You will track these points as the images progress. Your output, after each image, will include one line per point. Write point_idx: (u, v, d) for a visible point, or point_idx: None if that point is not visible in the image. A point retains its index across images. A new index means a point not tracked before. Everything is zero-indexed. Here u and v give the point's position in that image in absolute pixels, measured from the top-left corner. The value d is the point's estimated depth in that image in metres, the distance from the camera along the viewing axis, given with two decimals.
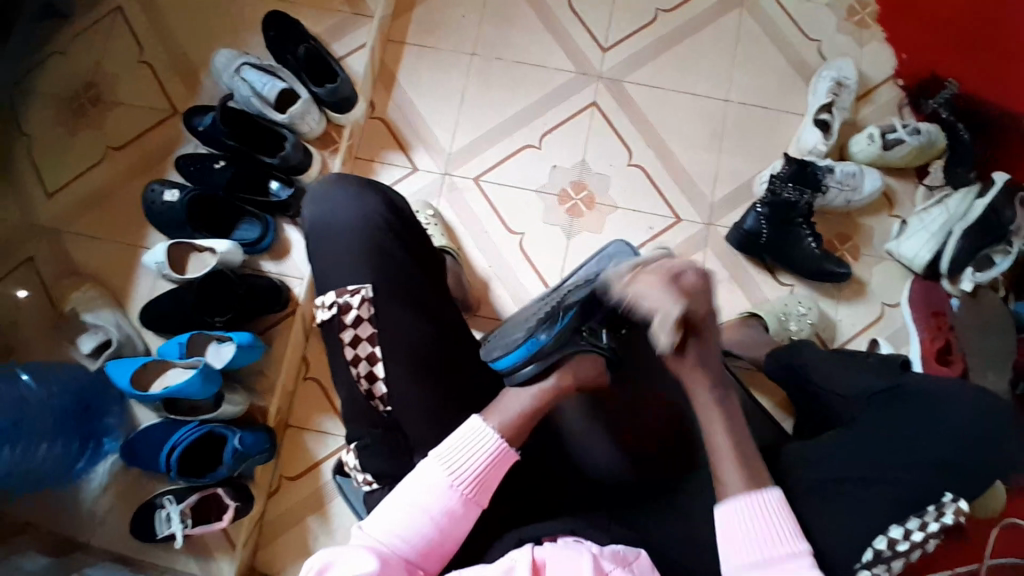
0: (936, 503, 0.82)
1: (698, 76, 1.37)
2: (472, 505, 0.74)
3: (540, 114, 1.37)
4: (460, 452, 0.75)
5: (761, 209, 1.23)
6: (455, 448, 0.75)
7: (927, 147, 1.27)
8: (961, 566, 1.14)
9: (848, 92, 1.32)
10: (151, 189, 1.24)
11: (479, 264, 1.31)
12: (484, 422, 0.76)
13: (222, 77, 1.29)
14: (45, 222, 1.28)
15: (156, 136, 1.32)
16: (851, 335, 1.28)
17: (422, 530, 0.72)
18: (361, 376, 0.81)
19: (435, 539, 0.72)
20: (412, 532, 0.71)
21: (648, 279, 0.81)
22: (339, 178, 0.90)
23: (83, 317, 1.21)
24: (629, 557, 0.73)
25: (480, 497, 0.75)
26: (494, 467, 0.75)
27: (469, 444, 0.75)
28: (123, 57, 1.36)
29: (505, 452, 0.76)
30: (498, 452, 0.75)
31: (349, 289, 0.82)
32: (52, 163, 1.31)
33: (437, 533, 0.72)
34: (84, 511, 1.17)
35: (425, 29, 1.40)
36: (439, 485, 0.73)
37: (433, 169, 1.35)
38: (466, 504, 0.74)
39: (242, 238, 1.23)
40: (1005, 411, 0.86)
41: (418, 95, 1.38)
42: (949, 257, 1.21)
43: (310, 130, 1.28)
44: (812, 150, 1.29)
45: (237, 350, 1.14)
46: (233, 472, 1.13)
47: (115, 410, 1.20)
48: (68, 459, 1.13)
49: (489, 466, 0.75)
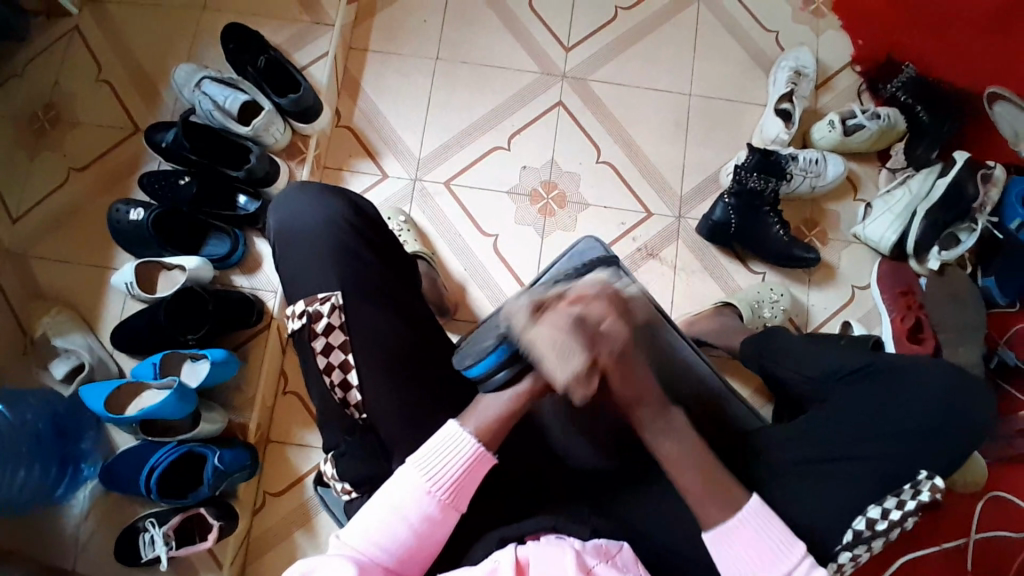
0: (912, 481, 0.83)
1: (660, 71, 1.39)
2: (450, 510, 0.74)
3: (506, 116, 1.37)
4: (438, 458, 0.74)
5: (728, 200, 1.25)
6: (432, 455, 0.75)
7: (889, 130, 1.29)
8: (947, 541, 1.16)
9: (807, 80, 1.34)
10: (115, 209, 1.22)
11: (454, 268, 1.31)
12: (461, 427, 0.76)
13: (184, 92, 1.28)
14: (10, 247, 1.26)
15: (120, 155, 1.30)
16: (824, 318, 1.30)
17: (400, 535, 0.72)
18: (333, 384, 0.80)
19: (415, 544, 0.72)
20: (391, 538, 0.71)
21: (553, 320, 0.77)
22: (300, 187, 0.89)
23: (54, 342, 1.19)
24: (613, 550, 0.74)
25: (459, 502, 0.74)
26: (471, 471, 0.75)
27: (445, 450, 0.75)
28: (81, 77, 1.34)
29: (481, 457, 0.76)
30: (475, 456, 0.75)
31: (317, 298, 0.81)
32: (15, 187, 1.29)
33: (414, 538, 0.72)
34: (65, 538, 1.15)
35: (387, 36, 1.40)
36: (417, 492, 0.73)
37: (403, 175, 1.35)
38: (443, 510, 0.73)
39: (212, 254, 1.22)
40: (969, 383, 0.87)
41: (384, 102, 1.38)
42: (915, 236, 1.24)
43: (275, 142, 1.27)
44: (775, 139, 1.31)
45: (211, 366, 1.13)
46: (214, 492, 1.12)
47: (92, 434, 1.18)
48: (46, 487, 1.12)
49: (466, 470, 0.75)
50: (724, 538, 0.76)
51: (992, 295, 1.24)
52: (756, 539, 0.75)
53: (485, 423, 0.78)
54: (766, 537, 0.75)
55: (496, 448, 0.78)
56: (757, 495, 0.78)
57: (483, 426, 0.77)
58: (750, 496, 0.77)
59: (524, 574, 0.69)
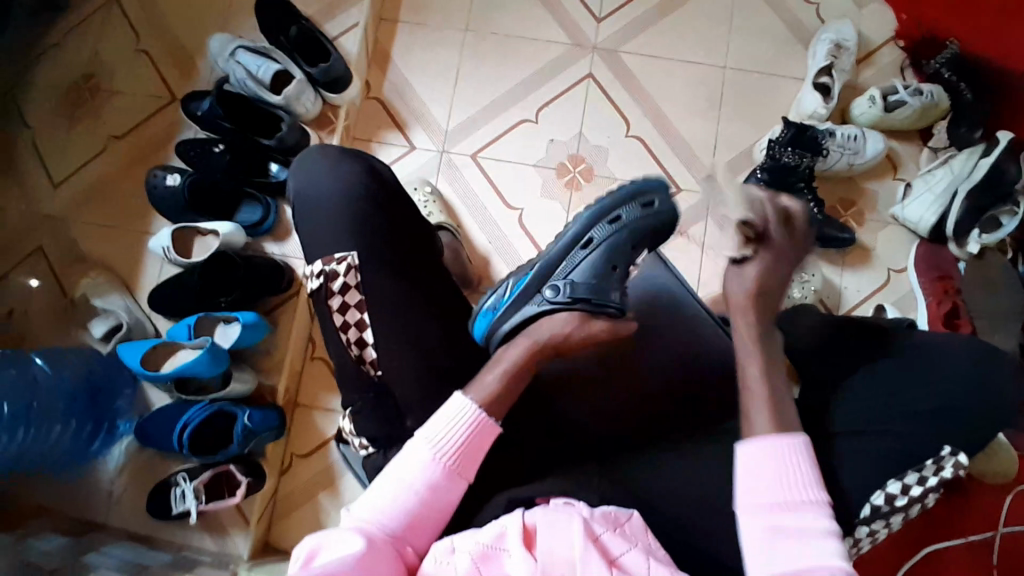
0: (934, 457, 0.82)
1: (693, 44, 1.36)
2: (458, 478, 0.75)
3: (535, 88, 1.36)
4: (441, 427, 0.76)
5: (761, 174, 1.22)
6: (437, 426, 0.76)
7: (932, 108, 1.25)
8: (974, 532, 1.13)
9: (848, 54, 1.29)
10: (153, 174, 1.25)
11: (478, 241, 1.31)
12: (464, 398, 0.77)
13: (218, 62, 1.29)
14: (53, 212, 1.31)
15: (156, 124, 1.34)
16: (857, 301, 1.26)
17: (409, 504, 0.73)
18: (350, 342, 0.82)
19: (424, 512, 0.73)
20: (397, 506, 0.72)
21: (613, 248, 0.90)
22: (324, 147, 0.91)
23: (94, 303, 1.24)
24: (622, 518, 0.74)
25: (465, 470, 0.76)
26: (476, 440, 0.77)
27: (448, 418, 0.76)
28: (121, 47, 1.37)
29: (485, 425, 0.77)
30: (479, 425, 0.77)
31: (334, 258, 0.84)
32: (57, 154, 1.34)
33: (422, 506, 0.73)
34: (102, 491, 1.21)
35: (418, 7, 1.40)
36: (422, 459, 0.74)
37: (429, 147, 1.35)
38: (451, 477, 0.75)
39: (245, 220, 1.25)
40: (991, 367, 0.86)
41: (413, 73, 1.38)
42: (955, 219, 1.19)
43: (307, 112, 1.29)
44: (812, 114, 1.28)
45: (241, 329, 1.16)
46: (243, 450, 1.16)
47: (127, 392, 1.22)
48: (81, 442, 1.17)
49: (471, 439, 0.76)
50: (757, 448, 0.75)
51: None
52: (787, 465, 0.73)
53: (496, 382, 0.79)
54: (798, 470, 0.73)
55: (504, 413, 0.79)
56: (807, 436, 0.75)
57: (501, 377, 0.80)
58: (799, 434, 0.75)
59: (531, 539, 0.70)
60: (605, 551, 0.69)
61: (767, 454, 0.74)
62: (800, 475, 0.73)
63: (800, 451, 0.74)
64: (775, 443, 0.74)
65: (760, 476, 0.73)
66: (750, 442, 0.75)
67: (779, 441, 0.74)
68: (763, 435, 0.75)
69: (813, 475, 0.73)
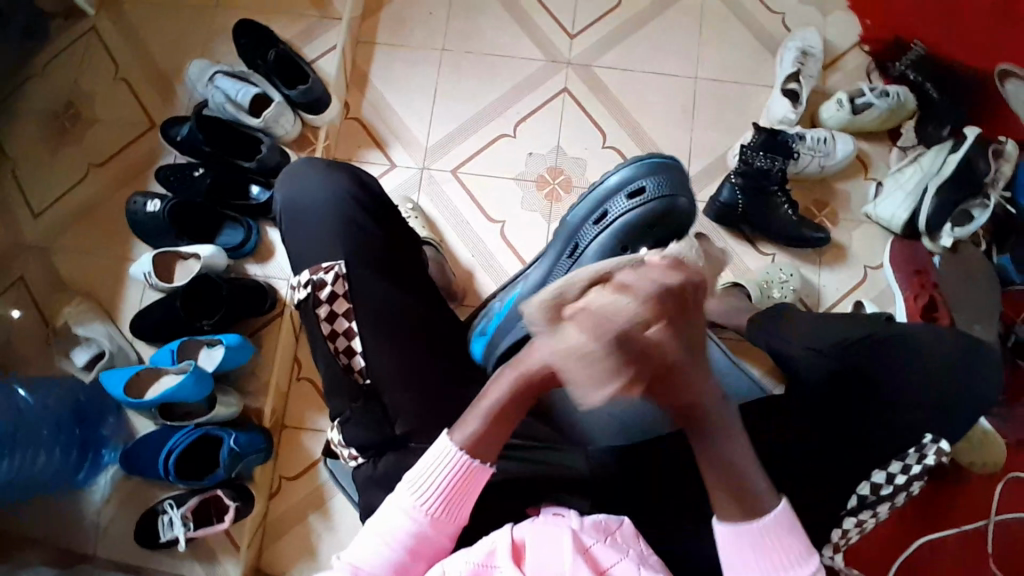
0: (916, 446, 0.86)
1: (666, 55, 1.39)
2: (445, 526, 0.71)
3: (513, 104, 1.38)
4: (427, 473, 0.71)
5: (736, 180, 1.24)
6: (422, 472, 0.71)
7: (898, 110, 1.29)
8: (965, 523, 1.14)
9: (814, 60, 1.34)
10: (133, 201, 1.26)
11: (463, 254, 1.32)
12: (449, 439, 0.71)
13: (198, 88, 1.32)
14: (33, 241, 1.31)
15: (136, 151, 1.34)
16: (837, 299, 1.28)
17: (395, 556, 0.68)
18: (338, 350, 0.85)
19: (411, 563, 0.69)
20: (385, 557, 0.68)
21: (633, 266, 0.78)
22: (309, 161, 0.95)
23: (77, 331, 1.23)
24: (613, 526, 0.73)
25: (453, 518, 0.71)
26: (465, 487, 0.71)
27: (433, 463, 0.71)
28: (99, 76, 1.38)
29: (474, 469, 0.71)
30: (466, 469, 0.71)
31: (323, 267, 0.86)
32: (37, 184, 1.34)
33: (409, 557, 0.69)
34: (86, 523, 1.18)
35: (395, 29, 1.42)
36: (410, 510, 0.70)
37: (411, 164, 1.37)
38: (437, 526, 0.70)
39: (226, 243, 1.25)
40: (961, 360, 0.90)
41: (392, 93, 1.40)
42: (926, 214, 1.22)
43: (286, 133, 1.30)
44: (783, 120, 1.31)
45: (226, 351, 1.16)
46: (230, 474, 1.14)
47: (111, 420, 1.20)
48: (66, 471, 1.15)
49: (458, 485, 0.71)
50: (737, 536, 0.67)
51: (1008, 273, 1.21)
52: (772, 545, 0.66)
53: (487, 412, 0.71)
54: (784, 546, 0.66)
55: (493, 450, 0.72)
56: (787, 500, 0.68)
57: (506, 394, 0.71)
58: (779, 501, 0.68)
59: (521, 555, 0.67)
60: (595, 562, 0.67)
61: (747, 537, 0.66)
62: (786, 552, 0.66)
63: (782, 521, 0.67)
64: (755, 526, 0.66)
65: (748, 560, 0.67)
66: (726, 525, 0.67)
67: (759, 524, 0.66)
68: (740, 521, 0.67)
69: (799, 543, 0.67)
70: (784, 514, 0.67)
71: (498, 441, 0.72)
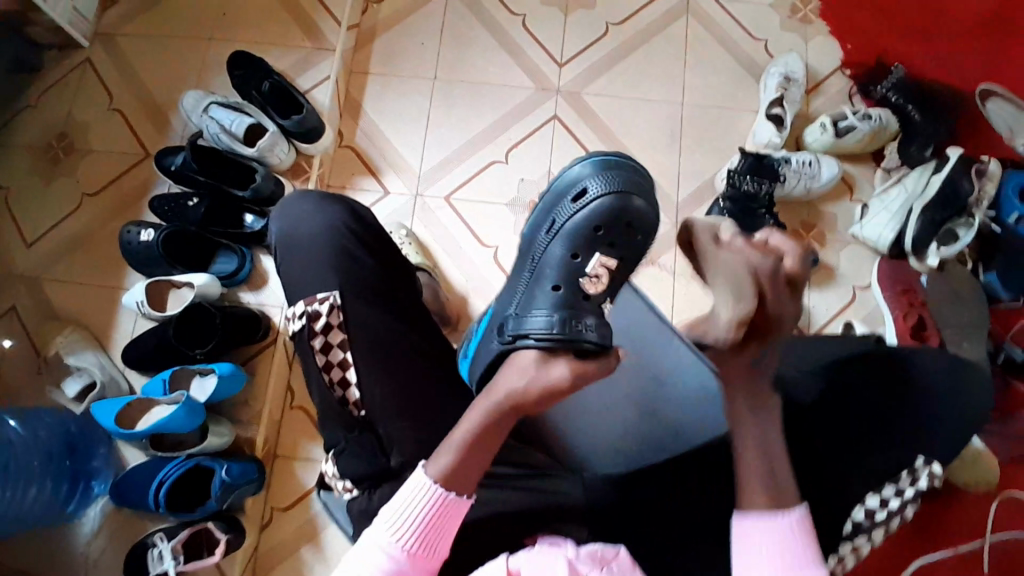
0: (909, 468, 0.86)
1: (653, 81, 1.42)
2: (422, 560, 0.70)
3: (504, 131, 1.40)
4: (403, 508, 0.70)
5: (724, 204, 1.27)
6: (396, 510, 0.70)
7: (881, 131, 1.31)
8: (963, 543, 1.13)
9: (797, 86, 1.36)
10: (126, 230, 1.26)
11: (455, 279, 1.33)
12: (422, 474, 0.71)
13: (193, 118, 1.33)
14: (26, 270, 1.31)
15: (129, 181, 1.35)
16: (827, 319, 1.29)
17: None
18: (333, 382, 0.85)
19: None
20: None
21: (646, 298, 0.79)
22: (302, 194, 0.96)
23: (67, 360, 1.23)
24: (608, 556, 0.71)
25: (429, 552, 0.70)
26: (440, 520, 0.71)
27: (408, 498, 0.70)
28: (93, 106, 1.40)
29: (448, 503, 0.70)
30: (442, 503, 0.70)
31: (317, 298, 0.87)
32: (31, 214, 1.34)
33: None
34: (76, 556, 1.16)
35: (387, 59, 1.45)
36: (385, 550, 0.69)
37: (404, 191, 1.38)
38: (415, 563, 0.70)
39: (221, 271, 1.25)
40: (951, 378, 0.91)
41: (384, 121, 1.42)
42: (912, 234, 1.24)
43: (280, 162, 1.32)
44: (767, 144, 1.34)
45: (218, 381, 1.15)
46: (222, 505, 1.13)
47: (102, 451, 1.20)
48: (57, 503, 1.13)
49: (434, 520, 0.70)
50: (757, 526, 0.69)
51: (995, 289, 1.24)
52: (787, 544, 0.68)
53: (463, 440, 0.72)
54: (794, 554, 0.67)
55: (471, 480, 0.71)
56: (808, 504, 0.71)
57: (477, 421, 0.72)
58: (801, 504, 0.70)
59: None
60: None
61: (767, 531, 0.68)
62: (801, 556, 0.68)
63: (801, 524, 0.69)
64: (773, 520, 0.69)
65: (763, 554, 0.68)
66: (747, 513, 0.69)
67: (777, 520, 0.69)
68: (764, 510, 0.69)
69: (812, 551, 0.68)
70: (803, 518, 0.69)
71: (474, 474, 0.71)
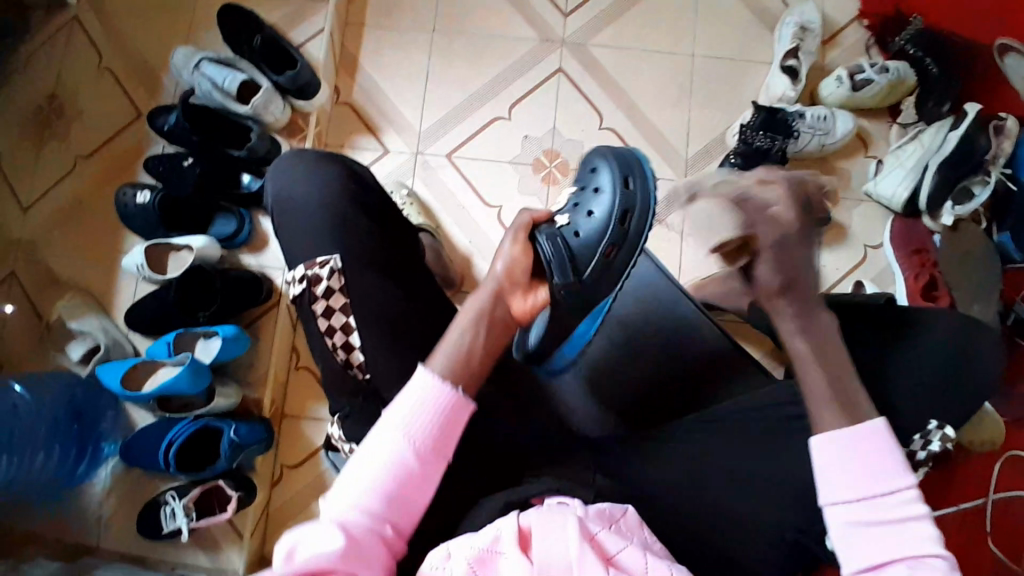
0: (918, 432, 0.88)
1: (662, 33, 1.36)
2: (435, 457, 0.66)
3: (507, 86, 1.36)
4: (412, 399, 0.67)
5: (735, 159, 1.24)
6: (405, 402, 0.67)
7: (899, 85, 1.26)
8: (965, 500, 1.14)
9: (813, 36, 1.30)
10: (123, 193, 1.24)
11: (458, 240, 1.30)
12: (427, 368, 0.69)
13: (183, 75, 1.28)
14: (25, 236, 1.29)
15: (125, 142, 1.32)
16: (835, 279, 1.27)
17: (386, 487, 0.64)
18: (336, 346, 0.84)
19: (400, 494, 0.64)
20: (373, 492, 0.64)
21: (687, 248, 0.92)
22: (295, 156, 0.93)
23: (70, 325, 1.22)
24: (615, 516, 0.73)
25: (442, 450, 0.67)
26: (450, 418, 0.67)
27: (417, 394, 0.67)
28: (84, 66, 1.35)
29: (456, 402, 0.68)
30: (449, 399, 0.67)
31: (316, 262, 0.85)
32: (26, 179, 1.31)
33: (398, 491, 0.64)
34: (90, 515, 1.19)
35: (384, 11, 1.39)
36: (396, 441, 0.65)
37: (404, 150, 1.34)
38: (424, 462, 0.66)
39: (219, 233, 1.24)
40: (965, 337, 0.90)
41: (382, 77, 1.37)
42: (927, 192, 1.20)
43: (275, 120, 1.28)
44: (782, 97, 1.28)
45: (223, 343, 1.15)
46: (232, 464, 1.15)
47: (110, 414, 1.20)
48: (66, 467, 1.15)
49: (444, 417, 0.67)
50: (836, 444, 0.64)
51: (1008, 250, 1.20)
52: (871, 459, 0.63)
53: (465, 325, 0.73)
54: (885, 457, 0.63)
55: (475, 372, 0.71)
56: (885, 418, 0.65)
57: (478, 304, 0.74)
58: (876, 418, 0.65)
59: (528, 543, 0.67)
60: (602, 549, 0.67)
61: (850, 448, 0.64)
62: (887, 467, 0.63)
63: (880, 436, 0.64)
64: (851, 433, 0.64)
65: (843, 475, 0.63)
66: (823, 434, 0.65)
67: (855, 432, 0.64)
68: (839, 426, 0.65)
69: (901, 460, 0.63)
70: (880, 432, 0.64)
71: (480, 365, 0.71)
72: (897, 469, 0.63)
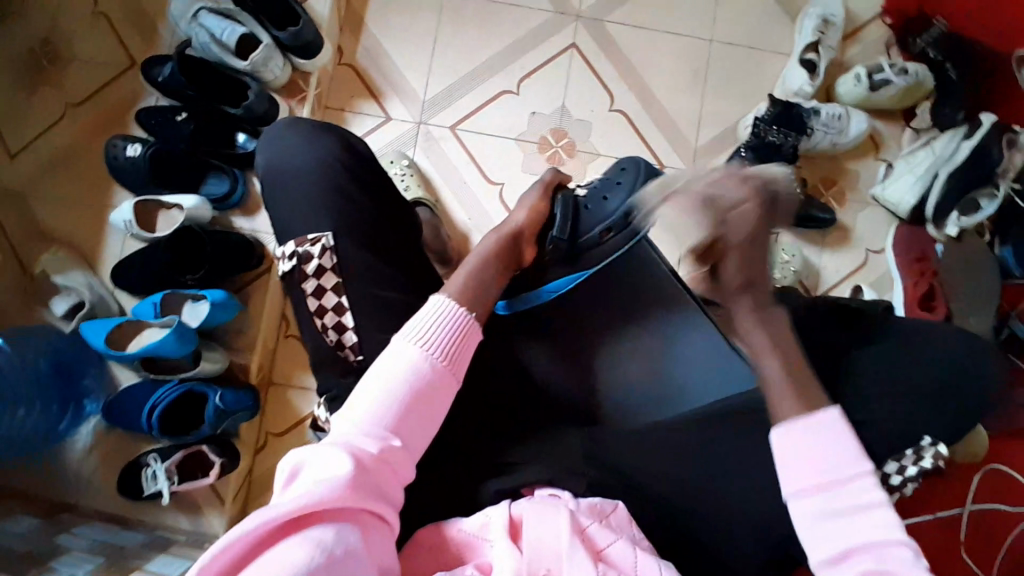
0: (914, 447, 0.85)
1: (681, 15, 1.31)
2: (448, 375, 0.68)
3: (517, 58, 1.31)
4: (425, 322, 0.70)
5: (744, 152, 1.21)
6: (421, 323, 0.70)
7: (916, 88, 1.23)
8: (942, 509, 1.17)
9: (834, 30, 1.26)
10: (113, 144, 1.19)
11: (458, 217, 1.27)
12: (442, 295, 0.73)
13: (181, 24, 1.22)
14: (10, 184, 1.24)
15: (117, 91, 1.26)
16: (835, 281, 1.26)
17: (400, 396, 0.65)
18: (327, 327, 0.82)
19: (414, 402, 0.65)
20: (386, 403, 0.64)
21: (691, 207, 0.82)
22: (294, 123, 0.90)
23: (53, 279, 1.19)
24: (606, 510, 0.71)
25: (454, 367, 0.69)
26: (463, 338, 0.71)
27: (434, 312, 0.71)
28: (76, 7, 1.28)
29: (469, 326, 0.72)
30: (462, 321, 0.71)
31: (308, 238, 0.83)
32: (11, 123, 1.25)
33: (412, 400, 0.65)
34: (70, 471, 1.17)
35: None
36: (414, 355, 0.67)
37: (407, 118, 1.30)
38: (439, 374, 0.67)
39: (212, 193, 1.20)
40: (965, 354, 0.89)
41: (388, 40, 1.32)
42: (934, 201, 1.19)
43: (274, 78, 1.23)
44: (798, 92, 1.25)
45: (211, 307, 1.12)
46: (216, 430, 1.14)
47: (93, 371, 1.18)
48: (48, 422, 1.13)
49: (458, 336, 0.70)
50: (791, 436, 0.64)
51: (1009, 265, 1.19)
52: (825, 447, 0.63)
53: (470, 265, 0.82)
54: (840, 445, 0.63)
55: (480, 304, 0.78)
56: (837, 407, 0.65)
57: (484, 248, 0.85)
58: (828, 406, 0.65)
59: (518, 531, 0.66)
60: (591, 543, 0.65)
61: (806, 438, 0.64)
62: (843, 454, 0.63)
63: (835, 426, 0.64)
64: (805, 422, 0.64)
65: (796, 466, 0.63)
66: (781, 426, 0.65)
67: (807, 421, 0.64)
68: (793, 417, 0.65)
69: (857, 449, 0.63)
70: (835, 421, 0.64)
71: (486, 295, 0.79)
72: (856, 457, 0.63)
